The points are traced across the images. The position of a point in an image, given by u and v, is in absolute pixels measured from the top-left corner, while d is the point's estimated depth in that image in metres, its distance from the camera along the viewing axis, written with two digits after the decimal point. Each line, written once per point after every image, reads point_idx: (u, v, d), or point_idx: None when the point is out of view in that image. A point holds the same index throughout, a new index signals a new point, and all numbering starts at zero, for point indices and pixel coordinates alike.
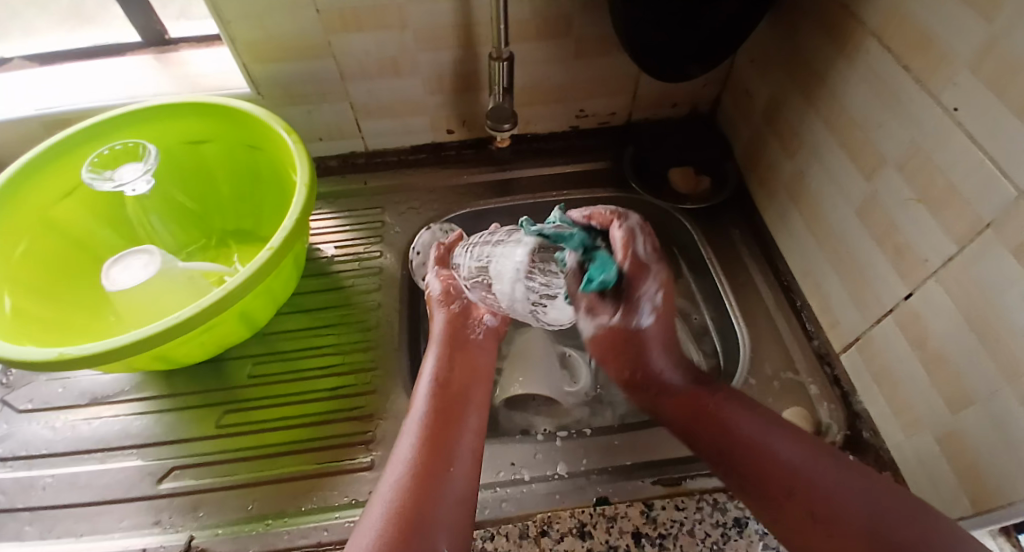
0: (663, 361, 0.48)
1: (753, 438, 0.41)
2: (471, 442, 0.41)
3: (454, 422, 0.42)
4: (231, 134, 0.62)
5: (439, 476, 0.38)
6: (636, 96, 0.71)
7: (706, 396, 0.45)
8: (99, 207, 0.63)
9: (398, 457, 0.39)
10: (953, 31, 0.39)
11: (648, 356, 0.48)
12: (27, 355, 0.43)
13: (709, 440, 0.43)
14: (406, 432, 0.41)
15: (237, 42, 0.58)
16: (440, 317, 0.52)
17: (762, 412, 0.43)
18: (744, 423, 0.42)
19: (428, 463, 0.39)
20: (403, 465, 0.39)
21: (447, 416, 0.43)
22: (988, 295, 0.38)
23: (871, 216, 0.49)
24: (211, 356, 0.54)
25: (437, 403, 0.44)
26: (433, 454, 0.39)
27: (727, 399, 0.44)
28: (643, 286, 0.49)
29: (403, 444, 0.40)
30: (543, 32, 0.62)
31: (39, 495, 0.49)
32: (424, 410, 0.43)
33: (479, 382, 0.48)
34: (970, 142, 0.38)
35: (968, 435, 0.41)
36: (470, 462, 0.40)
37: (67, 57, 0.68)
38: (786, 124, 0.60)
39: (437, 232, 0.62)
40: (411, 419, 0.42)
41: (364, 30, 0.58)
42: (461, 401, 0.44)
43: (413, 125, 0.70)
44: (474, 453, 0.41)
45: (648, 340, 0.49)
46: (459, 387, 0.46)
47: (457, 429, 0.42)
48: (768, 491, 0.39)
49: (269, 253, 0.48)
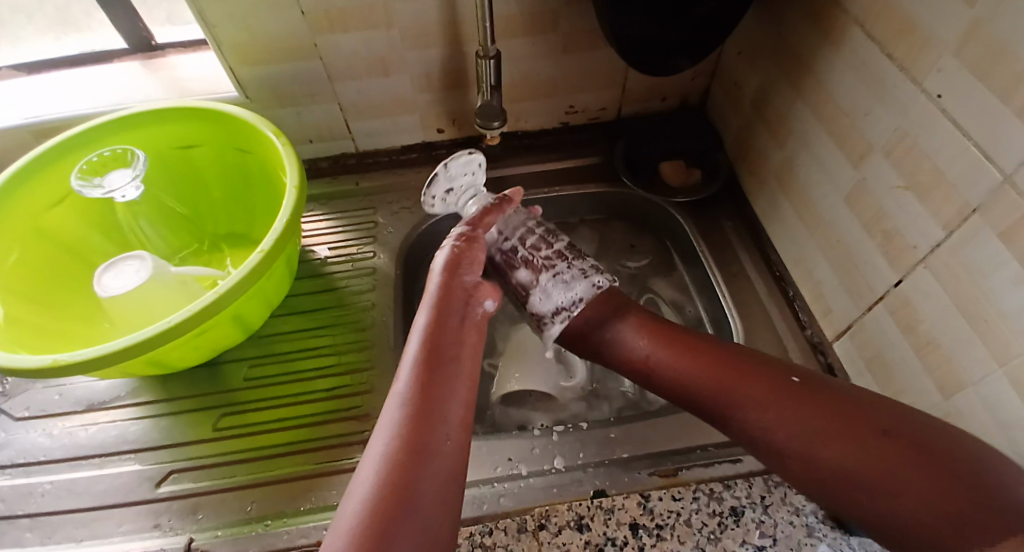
0: (636, 341, 0.48)
1: (756, 405, 0.40)
2: (461, 414, 0.39)
3: (443, 393, 0.39)
4: (221, 137, 0.62)
5: (427, 453, 0.36)
6: (626, 90, 0.71)
7: (699, 360, 0.44)
8: (91, 213, 0.63)
9: (383, 431, 0.37)
10: (935, 18, 0.39)
11: (620, 344, 0.48)
12: (20, 364, 0.43)
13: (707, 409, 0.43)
14: (392, 402, 0.38)
15: (223, 45, 0.58)
16: (437, 274, 0.46)
17: (766, 369, 0.42)
18: (743, 384, 0.41)
19: (414, 438, 0.36)
20: (388, 441, 0.36)
21: (436, 384, 0.39)
22: (976, 279, 0.38)
23: (860, 203, 0.49)
24: (206, 359, 0.54)
25: (425, 371, 0.40)
26: (419, 429, 0.37)
27: (724, 362, 0.43)
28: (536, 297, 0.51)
29: (388, 417, 0.37)
30: (530, 28, 0.62)
31: (38, 502, 0.49)
32: (411, 380, 0.39)
33: (473, 341, 0.44)
34: (955, 128, 0.39)
35: (960, 418, 0.41)
36: (460, 435, 0.38)
37: (54, 65, 0.68)
38: (775, 114, 0.60)
39: (474, 159, 0.56)
40: (398, 386, 0.39)
41: (351, 30, 0.58)
42: (452, 365, 0.41)
43: (404, 124, 0.70)
44: (463, 426, 0.38)
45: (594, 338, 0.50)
46: (450, 349, 0.42)
47: (447, 398, 0.39)
48: (785, 459, 0.38)
49: (260, 256, 0.48)
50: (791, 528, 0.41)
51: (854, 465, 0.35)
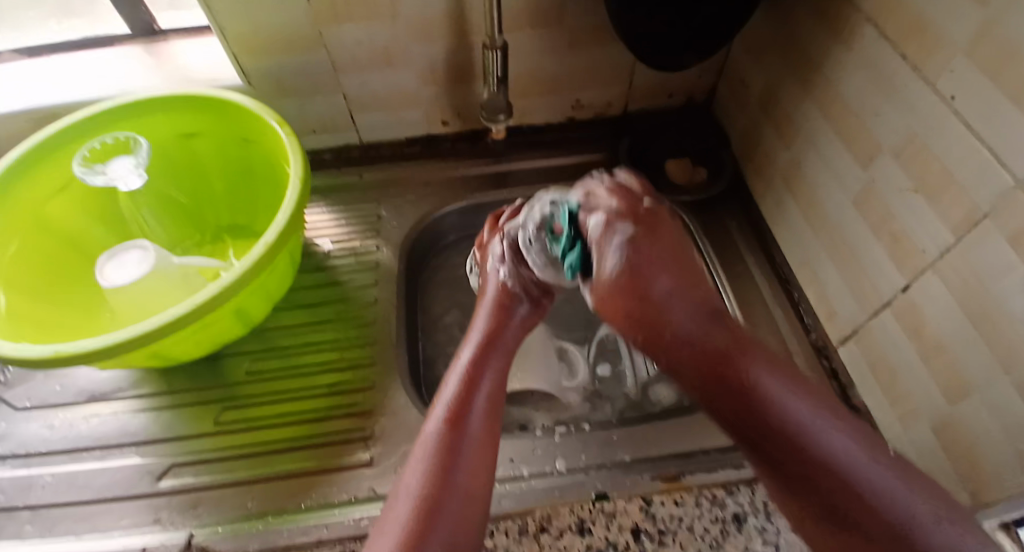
0: (672, 307, 0.45)
1: (778, 408, 0.36)
2: (490, 452, 0.41)
3: (476, 420, 0.41)
4: (223, 128, 0.61)
5: (455, 494, 0.37)
6: (632, 87, 0.70)
7: (732, 353, 0.40)
8: (91, 202, 0.62)
9: (416, 467, 0.39)
10: (950, 20, 0.38)
11: (653, 313, 0.45)
12: (21, 354, 0.42)
13: (729, 406, 0.38)
14: (424, 440, 0.40)
15: (227, 32, 0.56)
16: (483, 309, 0.51)
17: (815, 395, 0.37)
18: (776, 394, 0.37)
19: (444, 478, 0.38)
20: (419, 479, 0.38)
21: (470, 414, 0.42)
22: (987, 291, 0.38)
23: (869, 209, 0.49)
24: (208, 353, 0.54)
25: (460, 399, 0.42)
26: (450, 470, 0.38)
27: (753, 358, 0.39)
28: (609, 240, 0.49)
29: (422, 446, 0.40)
30: (537, 22, 0.61)
31: (38, 494, 0.49)
32: (448, 407, 0.42)
33: (503, 381, 0.46)
34: (965, 130, 0.38)
35: (966, 427, 0.41)
36: (487, 475, 0.39)
37: (54, 50, 0.67)
38: (783, 115, 0.59)
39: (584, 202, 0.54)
40: (433, 419, 0.41)
41: (355, 20, 0.57)
42: (483, 397, 0.43)
43: (407, 117, 0.69)
44: (490, 465, 0.40)
45: (632, 275, 0.48)
46: (483, 387, 0.44)
47: (478, 441, 0.40)
48: (771, 453, 0.35)
49: (263, 250, 0.47)
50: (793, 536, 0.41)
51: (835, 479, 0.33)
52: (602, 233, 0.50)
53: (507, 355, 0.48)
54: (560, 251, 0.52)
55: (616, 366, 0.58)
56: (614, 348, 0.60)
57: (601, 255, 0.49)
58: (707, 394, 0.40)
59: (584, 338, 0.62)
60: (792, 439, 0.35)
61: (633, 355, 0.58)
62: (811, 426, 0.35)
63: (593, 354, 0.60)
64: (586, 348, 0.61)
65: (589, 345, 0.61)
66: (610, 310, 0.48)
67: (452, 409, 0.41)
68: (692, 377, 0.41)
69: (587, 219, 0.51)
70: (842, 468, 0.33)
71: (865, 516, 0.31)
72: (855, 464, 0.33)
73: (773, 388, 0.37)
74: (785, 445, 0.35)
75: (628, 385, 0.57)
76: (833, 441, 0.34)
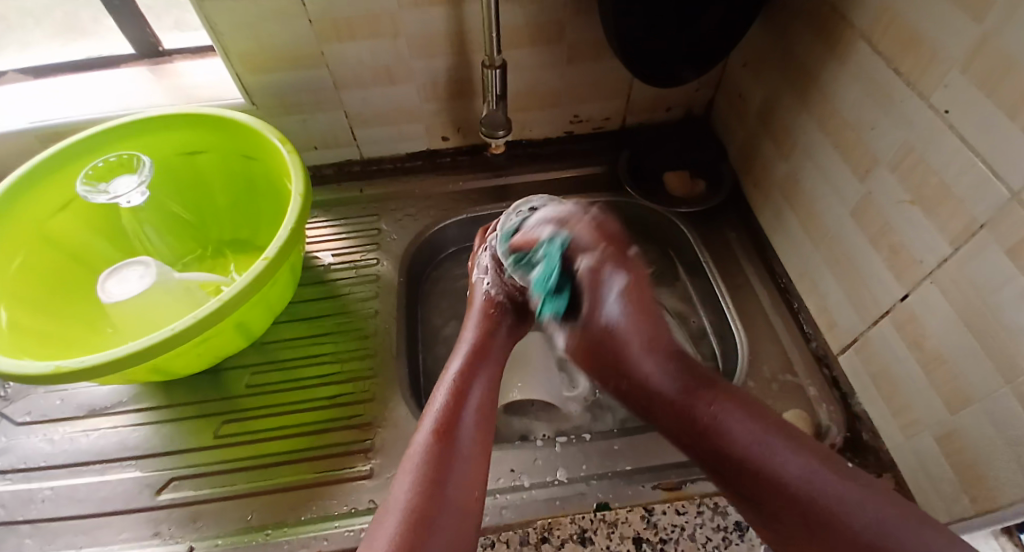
0: (645, 359, 0.46)
1: (742, 447, 0.38)
2: (479, 464, 0.40)
3: (465, 432, 0.41)
4: (226, 144, 0.62)
5: (443, 508, 0.37)
6: (630, 101, 0.72)
7: (702, 393, 0.42)
8: (95, 217, 0.63)
9: (404, 480, 0.38)
10: (943, 33, 0.39)
11: (628, 357, 0.46)
12: (23, 370, 0.42)
13: (704, 454, 0.40)
14: (412, 452, 0.40)
15: (231, 54, 0.58)
16: (470, 323, 0.52)
17: (781, 426, 0.38)
18: (740, 430, 0.38)
19: (432, 491, 0.37)
20: (407, 492, 0.37)
21: (459, 427, 0.41)
22: (984, 296, 0.38)
23: (865, 217, 0.49)
24: (209, 366, 0.54)
25: (449, 411, 0.42)
26: (439, 483, 0.38)
27: (716, 397, 0.41)
28: (608, 284, 0.48)
29: (410, 458, 0.40)
30: (536, 39, 0.62)
31: (38, 508, 0.49)
32: (437, 419, 0.41)
33: (492, 393, 0.46)
34: (962, 144, 0.39)
35: (967, 434, 0.41)
36: (478, 488, 0.39)
37: (62, 70, 0.69)
38: (779, 126, 0.60)
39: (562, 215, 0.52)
40: (422, 431, 0.41)
41: (358, 39, 0.58)
42: (473, 410, 0.43)
43: (409, 132, 0.70)
44: (480, 477, 0.40)
45: (620, 337, 0.47)
46: (472, 400, 0.44)
47: (468, 454, 0.40)
48: (755, 501, 0.37)
49: (265, 263, 0.48)
50: None
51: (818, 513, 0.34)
52: (589, 278, 0.49)
53: (495, 368, 0.47)
54: (545, 279, 0.50)
55: None
56: None
57: (595, 303, 0.49)
58: (687, 446, 0.41)
59: None
60: (762, 472, 0.36)
61: None
62: (780, 458, 0.36)
63: None
64: None
65: None
66: (580, 354, 0.51)
67: (441, 421, 0.41)
68: (672, 429, 0.43)
69: (578, 261, 0.49)
70: (803, 488, 0.35)
71: (850, 539, 0.32)
72: (824, 489, 0.34)
73: (728, 418, 0.39)
74: (759, 470, 0.37)
75: None
76: (797, 469, 0.36)
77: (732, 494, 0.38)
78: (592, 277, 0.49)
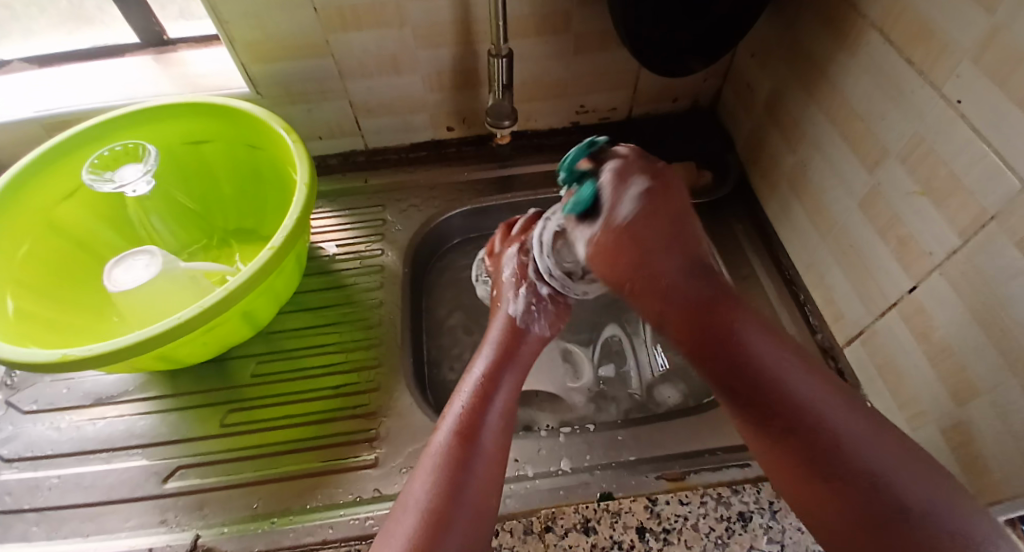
0: (663, 265, 0.45)
1: (777, 387, 0.37)
2: (498, 467, 0.41)
3: (487, 434, 0.41)
4: (231, 134, 0.62)
5: (463, 510, 0.37)
6: (637, 91, 0.71)
7: (721, 305, 0.42)
8: (100, 207, 0.63)
9: (425, 479, 0.38)
10: (955, 23, 0.38)
11: (642, 263, 0.45)
12: (30, 358, 0.43)
13: (722, 363, 0.39)
14: (434, 452, 0.40)
15: (235, 42, 0.58)
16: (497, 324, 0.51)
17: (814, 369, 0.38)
18: (773, 363, 0.38)
19: (451, 491, 0.38)
20: (427, 491, 0.38)
21: (480, 429, 0.41)
22: (993, 289, 0.38)
23: (874, 209, 0.49)
24: (214, 355, 0.54)
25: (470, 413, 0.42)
26: (458, 483, 0.38)
27: (744, 316, 0.41)
28: (629, 186, 0.48)
29: (430, 458, 0.40)
30: (542, 28, 0.61)
31: (45, 496, 0.49)
32: (458, 420, 0.42)
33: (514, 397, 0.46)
34: (973, 134, 0.38)
35: (974, 428, 0.41)
36: (496, 491, 0.40)
37: (67, 58, 0.68)
38: (787, 117, 0.60)
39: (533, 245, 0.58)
40: (442, 431, 0.41)
41: (363, 28, 0.58)
42: (495, 412, 0.43)
43: (413, 122, 0.69)
44: (498, 479, 0.40)
45: (628, 236, 0.46)
46: (496, 403, 0.44)
47: (487, 455, 0.41)
48: (778, 423, 0.36)
49: (271, 253, 0.48)
50: (799, 535, 0.41)
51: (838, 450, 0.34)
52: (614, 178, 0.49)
53: (518, 371, 0.47)
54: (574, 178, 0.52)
55: (621, 367, 0.59)
56: (619, 349, 0.60)
57: (616, 201, 0.47)
58: (697, 358, 0.41)
59: (588, 340, 0.61)
60: (792, 406, 0.36)
61: (638, 355, 0.59)
62: (810, 395, 0.37)
63: (598, 355, 0.60)
64: (590, 348, 0.60)
65: (593, 346, 0.61)
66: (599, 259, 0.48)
67: (462, 423, 0.41)
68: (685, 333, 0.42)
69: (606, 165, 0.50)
70: (857, 450, 0.34)
71: (878, 498, 0.32)
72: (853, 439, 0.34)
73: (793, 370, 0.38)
74: (816, 416, 0.36)
75: (633, 385, 0.57)
76: (826, 411, 0.36)
77: (748, 416, 0.38)
78: (619, 175, 0.48)
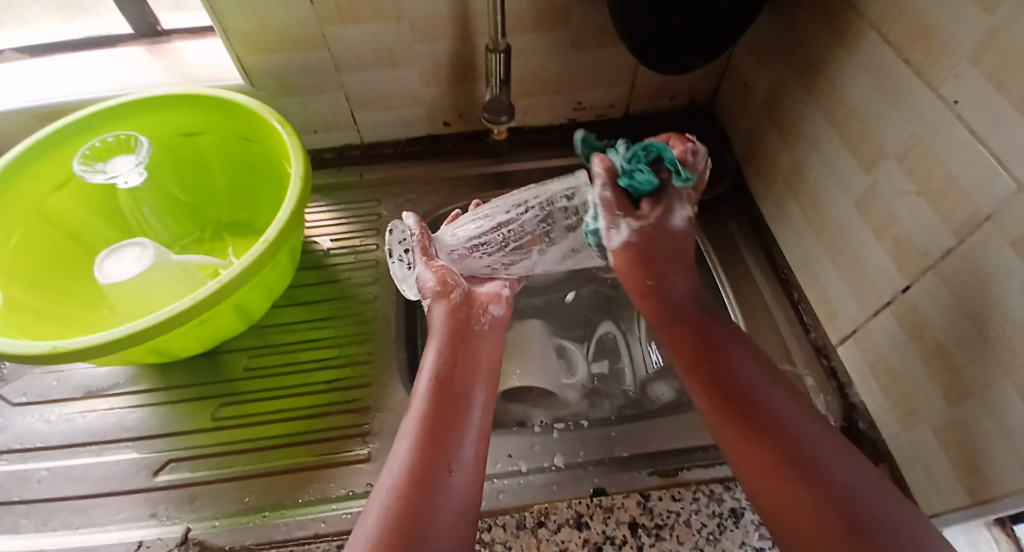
0: (678, 277, 0.48)
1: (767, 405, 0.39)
2: (473, 446, 0.39)
3: (454, 419, 0.39)
4: (225, 126, 0.62)
5: (437, 488, 0.35)
6: (634, 88, 0.71)
7: (705, 329, 0.45)
8: (94, 199, 0.63)
9: (393, 464, 0.36)
10: (954, 23, 0.38)
11: (668, 262, 0.48)
12: (20, 349, 0.42)
13: (707, 377, 0.42)
14: (401, 438, 0.38)
15: (229, 32, 0.57)
16: (440, 311, 0.47)
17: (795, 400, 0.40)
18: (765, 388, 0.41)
19: (423, 472, 0.36)
20: (397, 475, 0.35)
21: (448, 414, 0.40)
22: (986, 289, 0.38)
23: (869, 208, 0.49)
24: (206, 348, 0.54)
25: (435, 399, 0.40)
26: (430, 463, 0.36)
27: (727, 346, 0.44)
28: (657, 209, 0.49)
29: (399, 448, 0.37)
30: (541, 24, 0.61)
31: (34, 488, 0.49)
32: (422, 406, 0.40)
33: (484, 375, 0.43)
34: (970, 135, 0.38)
35: (965, 427, 0.41)
36: (472, 468, 0.38)
37: (58, 47, 0.68)
38: (785, 115, 0.60)
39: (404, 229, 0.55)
40: (408, 419, 0.39)
41: (360, 21, 0.58)
42: (460, 396, 0.41)
43: (410, 116, 0.69)
44: (476, 458, 0.38)
45: (680, 235, 0.49)
46: (460, 382, 0.42)
47: (459, 437, 0.38)
48: (763, 437, 0.37)
49: (264, 245, 0.47)
50: None
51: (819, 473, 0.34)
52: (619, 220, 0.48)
53: (481, 349, 0.45)
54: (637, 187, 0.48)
55: (616, 364, 0.59)
56: (613, 346, 0.60)
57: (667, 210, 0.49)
58: (690, 367, 0.43)
59: (584, 335, 0.62)
60: (782, 428, 0.37)
61: (633, 352, 0.59)
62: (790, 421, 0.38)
63: (592, 351, 0.60)
64: (585, 344, 0.61)
65: (588, 341, 0.61)
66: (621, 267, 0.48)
67: (428, 408, 0.39)
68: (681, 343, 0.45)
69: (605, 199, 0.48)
70: (826, 466, 0.35)
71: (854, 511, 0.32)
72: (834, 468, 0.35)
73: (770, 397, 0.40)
74: (785, 462, 0.35)
75: (627, 383, 0.57)
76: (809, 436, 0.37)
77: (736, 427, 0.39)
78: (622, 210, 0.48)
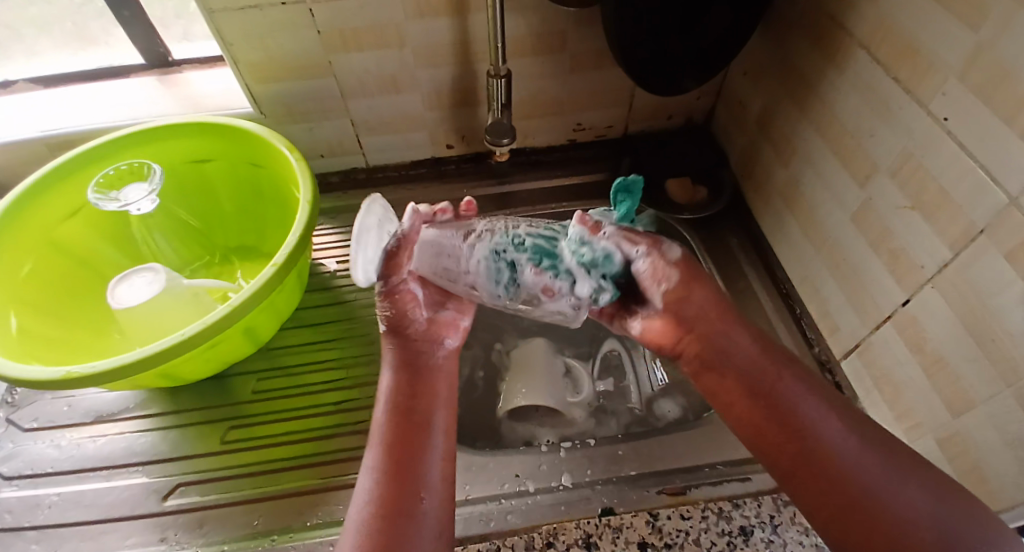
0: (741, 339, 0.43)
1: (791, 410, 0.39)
2: (440, 468, 0.38)
3: (415, 444, 0.38)
4: (234, 152, 0.63)
5: (409, 517, 0.34)
6: (632, 109, 0.72)
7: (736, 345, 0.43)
8: (105, 228, 0.64)
9: (358, 502, 0.35)
10: (940, 42, 0.40)
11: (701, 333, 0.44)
12: (36, 376, 0.43)
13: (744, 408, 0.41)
14: (364, 470, 0.37)
15: (238, 63, 0.59)
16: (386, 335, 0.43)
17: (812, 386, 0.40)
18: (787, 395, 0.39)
19: (392, 504, 0.35)
20: (363, 511, 0.34)
21: (409, 441, 0.38)
22: (984, 301, 0.38)
23: (866, 222, 0.49)
24: (215, 372, 0.54)
25: (392, 428, 0.38)
26: (397, 491, 0.35)
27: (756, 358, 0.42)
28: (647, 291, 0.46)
29: (362, 483, 0.36)
30: (539, 48, 0.63)
31: (45, 513, 0.49)
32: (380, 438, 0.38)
33: (443, 396, 0.41)
34: (960, 150, 0.39)
35: (970, 438, 0.41)
36: (442, 492, 0.37)
37: (72, 78, 0.70)
38: (780, 133, 0.61)
39: None
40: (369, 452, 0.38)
41: (364, 49, 0.59)
42: (420, 421, 0.39)
43: (413, 140, 0.71)
44: (444, 481, 0.37)
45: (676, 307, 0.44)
46: (416, 407, 0.40)
47: (424, 463, 0.37)
48: (795, 458, 0.37)
49: (273, 269, 0.48)
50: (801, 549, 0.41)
51: (864, 490, 0.34)
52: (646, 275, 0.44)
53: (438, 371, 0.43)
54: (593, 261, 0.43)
55: (621, 382, 0.59)
56: (618, 364, 0.61)
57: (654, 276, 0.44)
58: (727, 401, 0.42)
59: (588, 353, 0.62)
60: (814, 442, 0.37)
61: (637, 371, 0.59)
62: (822, 434, 0.37)
63: (597, 369, 0.60)
64: (590, 362, 0.61)
65: (593, 360, 0.61)
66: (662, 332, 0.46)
67: (387, 439, 0.38)
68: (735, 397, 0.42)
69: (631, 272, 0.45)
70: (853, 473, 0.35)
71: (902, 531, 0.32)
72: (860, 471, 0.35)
73: (824, 435, 0.37)
74: (828, 480, 0.35)
75: (633, 401, 0.57)
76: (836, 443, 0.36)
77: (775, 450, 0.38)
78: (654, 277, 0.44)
